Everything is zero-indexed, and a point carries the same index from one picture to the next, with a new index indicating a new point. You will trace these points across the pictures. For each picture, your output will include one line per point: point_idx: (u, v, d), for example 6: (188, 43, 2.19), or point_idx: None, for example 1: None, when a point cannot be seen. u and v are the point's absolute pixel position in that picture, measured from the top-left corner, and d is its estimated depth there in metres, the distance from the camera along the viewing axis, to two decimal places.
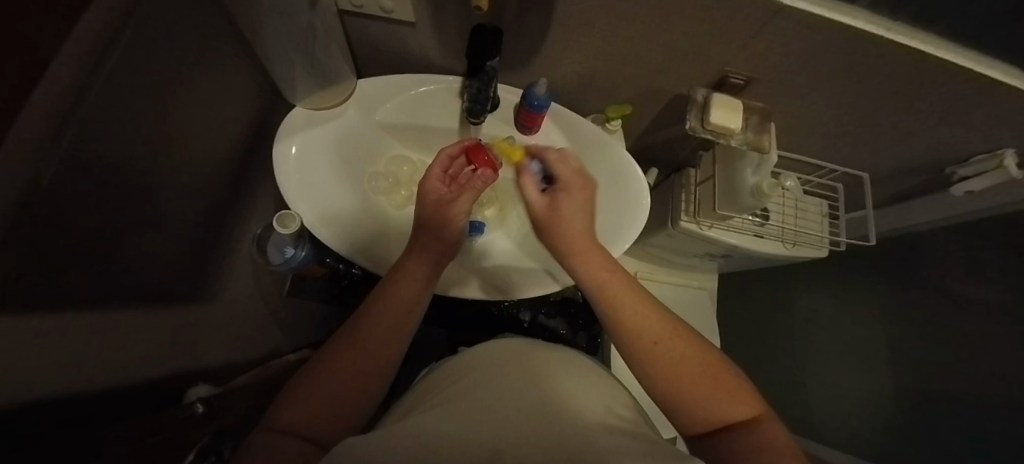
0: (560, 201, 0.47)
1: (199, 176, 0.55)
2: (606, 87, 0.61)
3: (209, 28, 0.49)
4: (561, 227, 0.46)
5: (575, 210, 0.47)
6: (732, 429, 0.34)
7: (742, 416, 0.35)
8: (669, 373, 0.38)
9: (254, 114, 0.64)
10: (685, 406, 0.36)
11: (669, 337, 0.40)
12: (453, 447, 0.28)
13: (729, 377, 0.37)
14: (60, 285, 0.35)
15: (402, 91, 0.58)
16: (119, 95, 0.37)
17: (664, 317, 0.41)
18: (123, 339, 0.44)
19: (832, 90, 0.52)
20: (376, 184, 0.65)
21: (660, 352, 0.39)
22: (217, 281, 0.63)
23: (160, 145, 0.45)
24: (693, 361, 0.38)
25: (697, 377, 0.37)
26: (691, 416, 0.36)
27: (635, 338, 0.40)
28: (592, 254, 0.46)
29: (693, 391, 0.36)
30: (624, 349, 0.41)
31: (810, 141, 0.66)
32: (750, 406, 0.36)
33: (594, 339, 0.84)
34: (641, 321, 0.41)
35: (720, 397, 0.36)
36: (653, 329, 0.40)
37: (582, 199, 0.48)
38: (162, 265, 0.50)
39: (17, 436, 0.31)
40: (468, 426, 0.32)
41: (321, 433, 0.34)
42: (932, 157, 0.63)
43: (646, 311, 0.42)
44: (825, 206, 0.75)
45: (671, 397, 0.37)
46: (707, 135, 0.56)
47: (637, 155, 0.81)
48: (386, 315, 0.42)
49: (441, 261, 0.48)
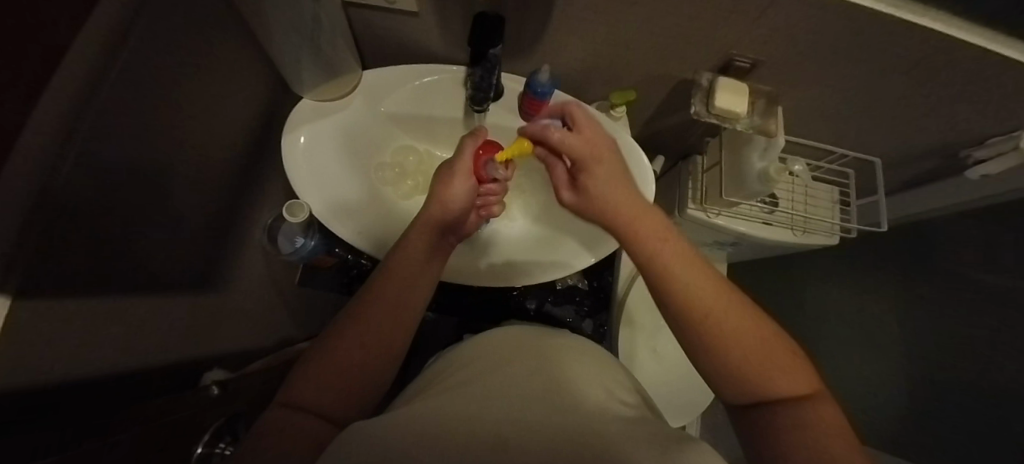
0: (586, 181, 0.47)
1: (210, 167, 0.56)
2: (611, 73, 0.61)
3: (217, 21, 0.50)
4: (598, 202, 0.46)
5: (607, 180, 0.46)
6: (778, 404, 0.34)
7: (794, 392, 0.34)
8: (721, 348, 0.36)
9: (262, 106, 0.65)
10: (730, 380, 0.36)
11: (720, 307, 0.37)
12: (466, 438, 0.28)
13: (780, 349, 0.36)
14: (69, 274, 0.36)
15: (408, 81, 0.59)
16: (128, 91, 0.38)
17: (715, 283, 0.39)
18: (138, 326, 0.46)
19: (841, 71, 0.51)
20: (382, 174, 0.65)
21: (714, 328, 0.37)
22: (231, 272, 0.65)
23: (171, 137, 0.46)
24: (750, 334, 0.36)
25: (750, 351, 0.35)
26: (741, 388, 0.36)
27: (686, 311, 0.38)
28: (642, 215, 0.44)
29: (746, 367, 0.35)
30: (674, 316, 0.39)
31: (820, 125, 0.65)
32: (803, 382, 0.35)
33: (601, 327, 0.84)
34: (696, 290, 0.38)
35: (771, 373, 0.35)
36: (708, 302, 0.38)
37: (607, 168, 0.46)
38: (175, 254, 0.51)
39: (32, 417, 0.32)
40: (504, 415, 0.32)
41: (335, 411, 0.36)
42: (945, 140, 0.61)
43: (699, 277, 0.39)
44: (836, 193, 0.74)
45: (720, 371, 0.37)
46: (712, 119, 0.55)
47: (644, 142, 0.81)
48: (393, 313, 0.41)
49: (443, 240, 0.50)
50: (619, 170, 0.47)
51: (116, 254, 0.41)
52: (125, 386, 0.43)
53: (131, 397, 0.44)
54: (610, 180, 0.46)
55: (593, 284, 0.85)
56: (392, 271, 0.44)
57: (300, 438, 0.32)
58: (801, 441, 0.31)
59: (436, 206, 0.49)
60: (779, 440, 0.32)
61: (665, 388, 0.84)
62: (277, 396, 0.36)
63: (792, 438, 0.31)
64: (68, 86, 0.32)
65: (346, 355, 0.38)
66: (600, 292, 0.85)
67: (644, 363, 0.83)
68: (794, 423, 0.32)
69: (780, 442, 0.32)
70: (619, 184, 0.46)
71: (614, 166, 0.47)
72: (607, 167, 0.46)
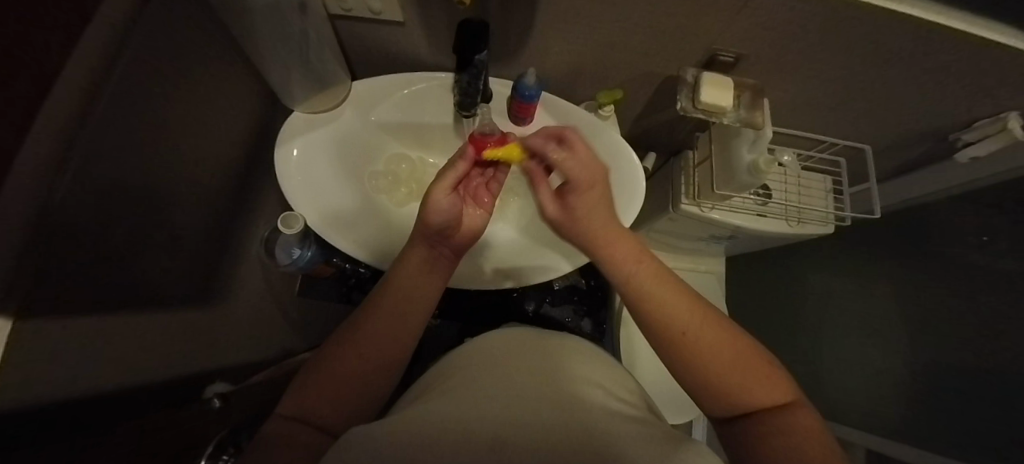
0: (573, 202, 0.45)
1: (205, 182, 0.57)
2: (598, 73, 0.61)
3: (209, 39, 0.51)
4: (582, 225, 0.46)
5: (592, 208, 0.45)
6: (757, 414, 0.34)
7: (771, 402, 0.35)
8: (698, 364, 0.37)
9: (255, 121, 0.66)
10: (710, 392, 0.36)
11: (695, 323, 0.38)
12: (463, 436, 0.28)
13: (758, 360, 0.37)
14: (60, 292, 0.36)
15: (397, 90, 0.59)
16: (120, 109, 0.38)
17: (693, 302, 0.40)
18: (139, 343, 0.46)
19: (825, 61, 0.52)
20: (377, 183, 0.65)
21: (690, 343, 0.37)
22: (230, 286, 0.66)
23: (162, 154, 0.47)
24: (725, 349, 0.37)
25: (728, 362, 0.36)
26: (721, 400, 0.36)
27: (665, 327, 0.39)
28: (614, 237, 0.45)
29: (725, 377, 0.36)
30: (653, 338, 0.40)
31: (808, 115, 0.65)
32: (781, 391, 0.35)
33: (600, 326, 0.86)
34: (672, 306, 0.39)
35: (749, 384, 0.35)
36: (683, 318, 0.39)
37: (596, 197, 0.45)
38: (171, 271, 0.51)
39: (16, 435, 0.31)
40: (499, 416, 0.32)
41: (331, 421, 0.36)
42: (934, 124, 0.61)
43: (673, 294, 0.40)
44: (830, 182, 0.74)
45: (701, 384, 0.37)
46: (699, 115, 0.55)
47: (635, 140, 0.81)
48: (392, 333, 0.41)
49: (437, 249, 0.48)
50: (605, 200, 0.46)
51: (113, 274, 0.42)
52: (125, 405, 0.43)
53: (130, 410, 0.44)
54: (596, 210, 0.45)
55: (590, 283, 0.85)
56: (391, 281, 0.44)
57: (297, 447, 0.32)
58: (778, 450, 0.31)
59: (416, 224, 0.45)
60: (760, 449, 0.32)
61: (667, 384, 0.84)
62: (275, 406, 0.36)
63: (773, 447, 0.32)
64: (56, 113, 0.33)
65: (346, 364, 0.38)
66: (598, 291, 0.85)
67: (645, 359, 0.83)
68: (772, 432, 0.33)
69: (761, 449, 0.32)
70: (604, 212, 0.46)
71: (604, 196, 0.46)
72: (599, 194, 0.45)
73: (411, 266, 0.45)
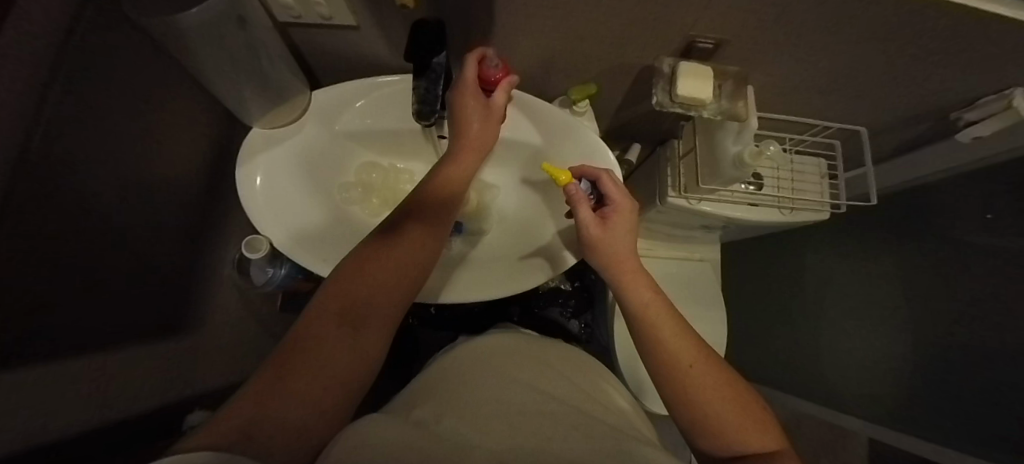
0: (610, 222, 0.51)
1: (163, 208, 0.55)
2: (569, 67, 0.58)
3: (151, 59, 0.48)
4: (608, 250, 0.50)
5: (620, 232, 0.51)
6: (750, 456, 0.36)
7: (763, 447, 0.37)
8: (698, 397, 0.40)
9: (211, 137, 0.64)
10: (703, 429, 0.39)
11: (698, 362, 0.42)
12: (467, 448, 0.27)
13: (754, 408, 0.40)
14: (30, 345, 0.35)
15: (359, 98, 0.57)
16: (56, 145, 0.35)
17: (700, 344, 0.44)
18: (102, 380, 0.46)
19: (812, 42, 0.47)
20: (348, 194, 0.63)
21: (692, 375, 0.41)
22: (200, 308, 0.66)
23: (112, 187, 0.45)
24: (723, 389, 0.40)
25: (724, 401, 0.39)
26: (714, 437, 0.38)
27: (672, 360, 0.43)
28: (632, 266, 0.50)
29: (721, 414, 0.38)
30: (658, 368, 0.43)
31: (797, 99, 0.61)
32: (770, 439, 0.37)
33: (587, 327, 0.84)
34: (677, 343, 0.44)
35: (743, 426, 0.38)
36: (688, 353, 0.43)
37: (627, 224, 0.52)
38: (125, 300, 0.49)
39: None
40: (509, 428, 0.32)
41: (312, 423, 0.28)
42: (933, 102, 0.57)
43: (680, 331, 0.45)
44: (825, 165, 0.70)
45: (695, 419, 0.40)
46: (677, 108, 0.51)
47: (616, 133, 0.78)
48: (374, 303, 0.37)
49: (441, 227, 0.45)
50: (632, 229, 0.52)
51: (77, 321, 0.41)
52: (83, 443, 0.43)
53: (91, 446, 0.44)
54: (621, 239, 0.51)
55: (576, 283, 0.84)
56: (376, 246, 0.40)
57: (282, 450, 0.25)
58: None
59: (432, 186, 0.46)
60: None
61: None
62: (224, 408, 0.26)
63: None
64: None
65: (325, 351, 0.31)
66: (585, 291, 0.84)
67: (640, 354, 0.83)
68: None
69: None
70: (627, 244, 0.51)
71: (631, 227, 0.52)
72: (629, 222, 0.52)
73: (410, 237, 0.41)
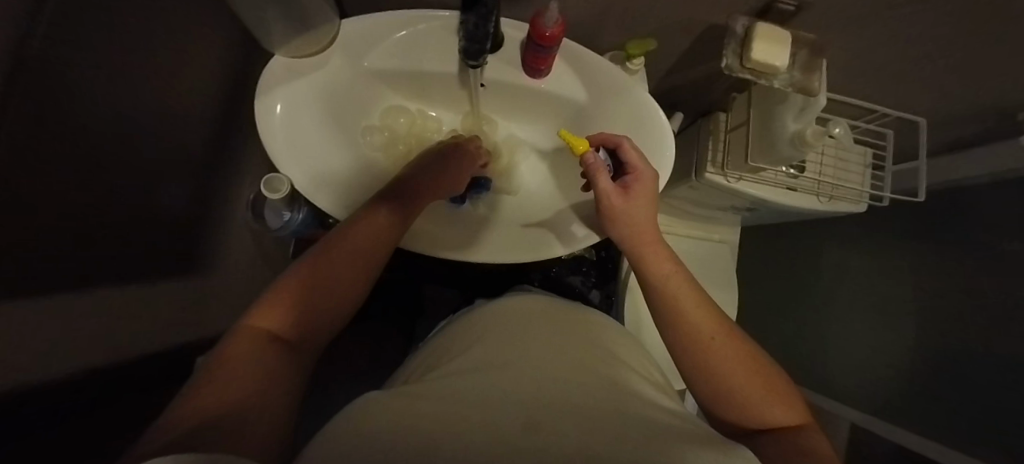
0: (631, 191, 0.48)
1: (176, 136, 0.51)
2: (630, 19, 0.52)
3: None
4: (625, 221, 0.48)
5: (642, 203, 0.48)
6: (775, 430, 0.35)
7: (788, 421, 0.36)
8: (721, 370, 0.39)
9: (231, 63, 0.58)
10: (726, 402, 0.38)
11: (719, 336, 0.42)
12: (499, 404, 0.26)
13: (778, 384, 0.39)
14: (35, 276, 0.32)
15: (394, 33, 0.51)
16: (60, 55, 0.31)
17: (719, 321, 0.43)
18: (105, 316, 0.44)
19: (906, 16, 0.43)
20: (370, 138, 0.60)
21: (713, 348, 0.41)
22: (207, 246, 0.64)
23: (122, 110, 0.41)
24: (745, 364, 0.39)
25: (747, 375, 0.39)
26: (738, 409, 0.37)
27: (692, 333, 0.42)
28: (651, 240, 0.49)
29: (744, 387, 0.38)
30: (678, 341, 0.43)
31: (864, 80, 0.57)
32: (793, 414, 0.37)
33: (607, 297, 0.83)
34: (694, 318, 0.43)
35: (768, 400, 0.37)
36: (706, 327, 0.42)
37: (648, 194, 0.49)
38: (131, 232, 0.46)
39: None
40: (533, 385, 0.31)
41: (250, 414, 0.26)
42: (1011, 96, 0.53)
43: (699, 308, 0.44)
44: (870, 156, 0.67)
45: (715, 390, 0.39)
46: (745, 74, 0.48)
47: (660, 99, 0.73)
48: (308, 324, 0.37)
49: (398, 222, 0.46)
50: (654, 199, 0.50)
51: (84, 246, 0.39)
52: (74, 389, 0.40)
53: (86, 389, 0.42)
54: (641, 211, 0.49)
55: (601, 254, 0.83)
56: (322, 259, 0.40)
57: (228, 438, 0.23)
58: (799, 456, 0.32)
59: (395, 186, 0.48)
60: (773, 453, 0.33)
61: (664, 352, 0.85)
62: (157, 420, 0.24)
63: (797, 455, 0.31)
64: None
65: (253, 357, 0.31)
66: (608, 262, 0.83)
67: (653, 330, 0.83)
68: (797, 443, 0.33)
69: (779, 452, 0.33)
70: (646, 216, 0.49)
71: (653, 199, 0.50)
72: (651, 193, 0.49)
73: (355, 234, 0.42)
